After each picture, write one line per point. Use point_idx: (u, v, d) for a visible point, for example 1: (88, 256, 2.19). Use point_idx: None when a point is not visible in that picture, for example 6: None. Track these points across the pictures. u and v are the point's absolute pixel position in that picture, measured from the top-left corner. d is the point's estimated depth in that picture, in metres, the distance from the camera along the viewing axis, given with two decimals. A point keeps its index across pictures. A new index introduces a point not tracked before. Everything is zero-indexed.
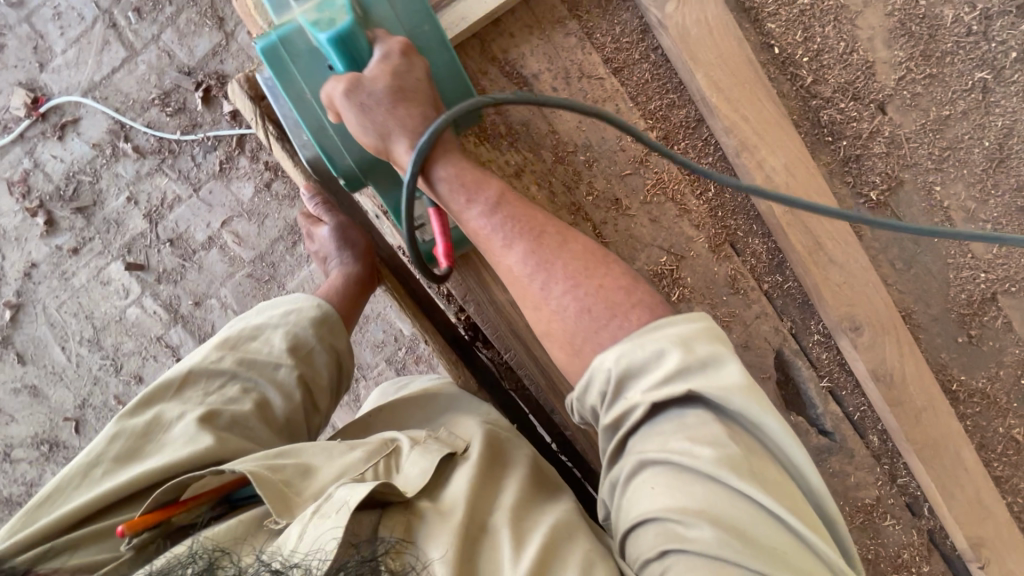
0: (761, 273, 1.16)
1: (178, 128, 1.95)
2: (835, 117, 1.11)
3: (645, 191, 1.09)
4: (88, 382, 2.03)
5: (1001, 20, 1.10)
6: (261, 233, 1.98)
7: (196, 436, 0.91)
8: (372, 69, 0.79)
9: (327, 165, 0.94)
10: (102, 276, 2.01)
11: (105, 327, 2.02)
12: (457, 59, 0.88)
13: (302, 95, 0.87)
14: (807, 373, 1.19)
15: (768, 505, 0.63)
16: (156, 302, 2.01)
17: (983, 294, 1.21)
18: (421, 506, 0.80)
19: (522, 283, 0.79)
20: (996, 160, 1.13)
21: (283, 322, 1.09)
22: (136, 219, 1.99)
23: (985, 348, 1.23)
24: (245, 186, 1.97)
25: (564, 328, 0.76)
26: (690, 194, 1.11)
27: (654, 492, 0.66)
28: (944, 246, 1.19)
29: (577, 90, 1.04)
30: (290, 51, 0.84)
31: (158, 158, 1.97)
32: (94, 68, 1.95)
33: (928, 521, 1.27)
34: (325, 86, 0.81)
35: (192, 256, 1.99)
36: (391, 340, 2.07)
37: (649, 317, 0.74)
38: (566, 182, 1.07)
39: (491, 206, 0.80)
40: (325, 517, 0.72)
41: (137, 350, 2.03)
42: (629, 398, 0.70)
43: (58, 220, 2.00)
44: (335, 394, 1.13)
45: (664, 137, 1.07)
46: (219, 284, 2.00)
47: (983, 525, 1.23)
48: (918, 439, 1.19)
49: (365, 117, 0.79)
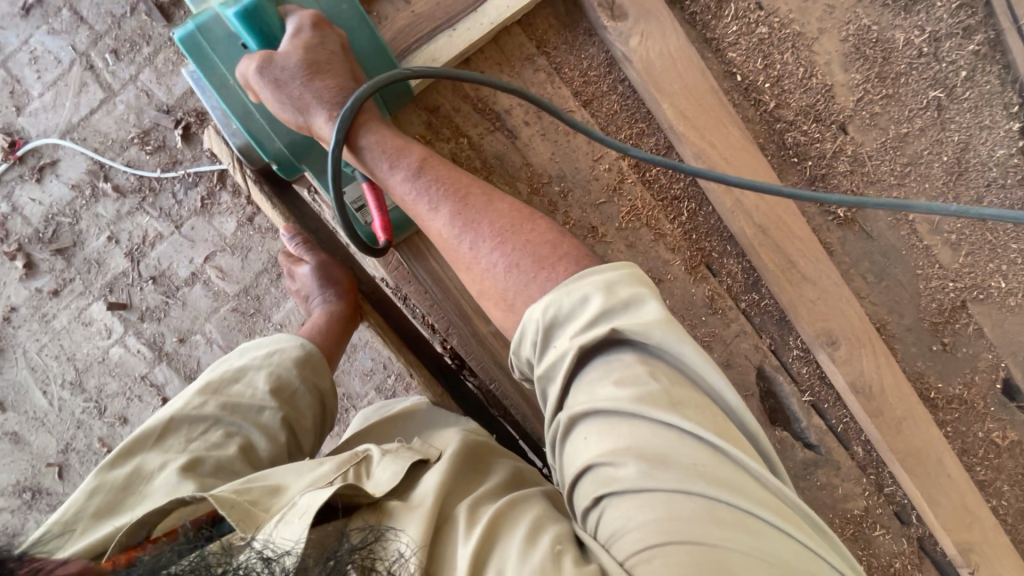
0: (738, 292, 1.18)
1: (159, 165, 1.96)
2: (798, 139, 1.15)
3: (620, 218, 1.11)
4: (71, 426, 2.00)
5: (949, 42, 1.15)
6: (245, 267, 1.98)
7: (178, 484, 0.90)
8: (285, 46, 0.84)
9: (257, 149, 0.98)
10: (84, 317, 1.99)
11: (88, 369, 1.99)
12: (378, 35, 0.92)
13: (225, 82, 0.91)
14: (789, 388, 1.21)
15: (692, 433, 0.64)
16: (139, 341, 1.99)
17: (954, 303, 1.25)
18: (391, 505, 0.80)
19: (449, 244, 0.86)
20: (954, 174, 1.18)
21: (265, 363, 1.09)
22: (117, 258, 1.98)
23: (959, 354, 1.27)
24: (228, 221, 1.97)
25: (496, 286, 0.82)
26: (664, 219, 1.13)
27: (587, 441, 0.68)
28: (912, 258, 1.22)
29: (548, 123, 1.07)
30: (208, 38, 0.86)
31: (139, 196, 1.97)
32: (72, 110, 1.96)
33: (916, 529, 1.30)
34: (240, 66, 0.85)
35: (175, 292, 1.98)
36: (380, 368, 2.07)
37: (577, 268, 0.77)
38: (543, 212, 1.09)
39: (414, 170, 0.87)
40: (286, 525, 0.75)
41: (121, 390, 2.00)
42: (559, 345, 0.72)
43: (37, 262, 1.98)
44: (321, 431, 1.13)
45: (636, 165, 1.11)
46: (203, 320, 1.98)
47: (970, 530, 1.25)
48: (902, 449, 1.20)
49: (282, 94, 0.83)
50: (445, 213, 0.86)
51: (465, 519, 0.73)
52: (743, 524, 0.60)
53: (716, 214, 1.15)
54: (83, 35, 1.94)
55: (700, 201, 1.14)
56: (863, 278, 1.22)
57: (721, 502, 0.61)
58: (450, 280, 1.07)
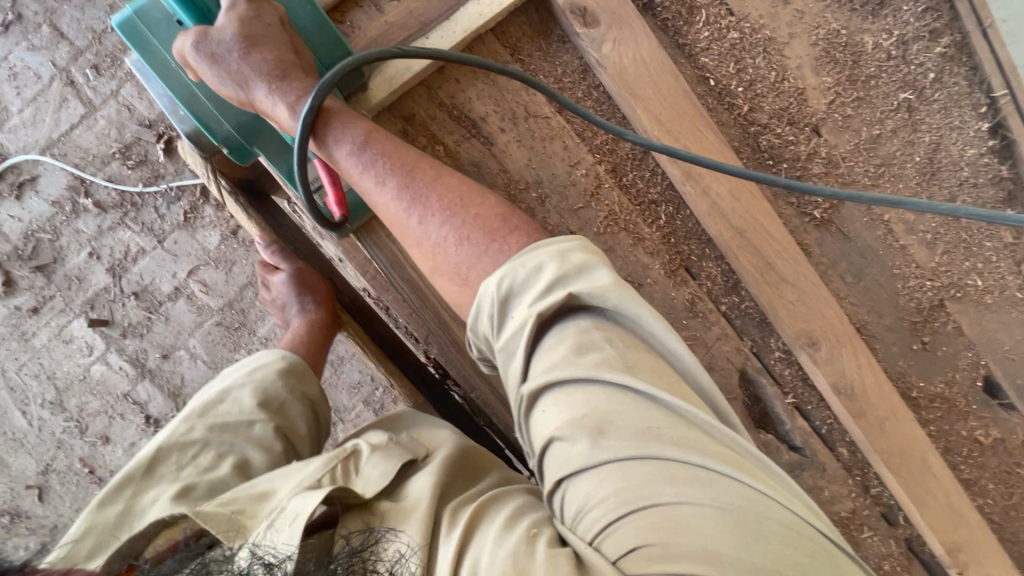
0: (718, 295, 1.18)
1: (140, 180, 1.94)
2: (773, 142, 1.16)
3: (598, 223, 1.11)
4: (51, 446, 1.96)
5: (917, 45, 1.17)
6: (228, 281, 1.96)
7: (170, 508, 0.81)
8: (222, 20, 0.87)
9: (206, 134, 0.98)
10: (64, 334, 1.96)
11: (68, 387, 1.96)
12: (321, 10, 0.94)
13: (168, 67, 0.92)
14: (772, 390, 1.21)
15: (646, 391, 0.66)
16: (121, 358, 1.96)
17: (932, 302, 1.25)
18: (383, 506, 0.77)
19: (397, 217, 0.87)
20: (927, 174, 1.19)
21: (248, 378, 1.04)
22: (99, 274, 1.95)
23: (940, 353, 1.27)
24: (211, 234, 1.96)
25: (448, 259, 0.83)
26: (642, 223, 1.13)
27: (548, 412, 0.69)
28: (890, 258, 1.23)
29: (524, 130, 1.08)
30: (147, 23, 0.89)
31: (120, 211, 1.95)
32: (52, 125, 1.94)
33: (905, 530, 1.29)
34: (177, 45, 0.87)
35: (158, 308, 1.95)
36: (367, 380, 2.04)
37: (529, 241, 0.79)
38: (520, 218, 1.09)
39: (359, 145, 0.88)
40: (280, 527, 0.71)
41: (102, 409, 1.97)
42: (517, 317, 0.72)
43: (16, 279, 1.95)
44: (315, 443, 1.08)
45: (613, 170, 1.12)
46: (187, 335, 1.96)
47: (957, 531, 1.24)
48: (886, 450, 1.20)
49: (221, 67, 0.85)
50: (395, 187, 0.87)
51: (449, 511, 0.72)
52: (699, 477, 0.61)
53: (694, 218, 1.15)
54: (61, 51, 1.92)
55: (678, 204, 1.15)
56: (842, 279, 1.23)
57: (686, 464, 0.62)
58: (427, 286, 1.07)
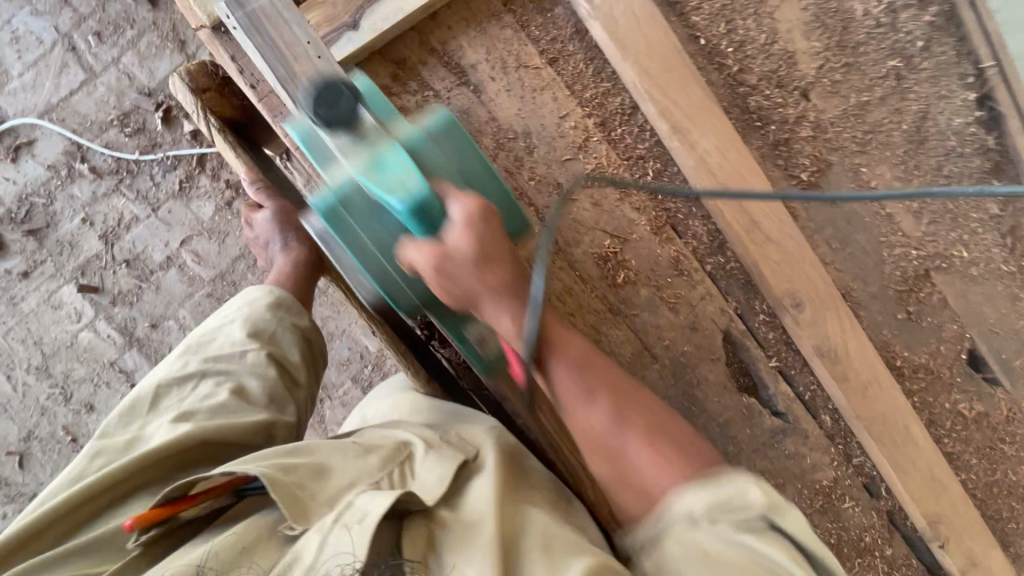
0: (705, 256, 1.18)
1: (137, 148, 1.94)
2: (761, 103, 1.17)
3: (585, 175, 1.12)
4: (34, 413, 1.94)
5: (906, 13, 1.18)
6: (221, 250, 1.95)
7: (174, 429, 0.91)
8: (451, 235, 0.77)
9: (388, 301, 1.03)
10: (54, 300, 1.95)
11: (54, 353, 1.95)
12: (508, 189, 0.92)
13: (360, 241, 0.93)
14: (755, 353, 1.21)
15: (771, 558, 0.61)
16: (110, 326, 1.94)
17: (918, 271, 1.26)
18: (443, 515, 0.81)
19: (602, 446, 0.74)
20: (914, 142, 1.21)
21: (239, 313, 1.06)
22: (92, 240, 1.95)
23: (925, 324, 1.27)
24: (206, 205, 1.94)
25: (640, 476, 0.71)
26: (629, 178, 1.13)
27: (679, 558, 0.62)
28: (875, 225, 1.24)
29: (514, 80, 1.08)
30: (348, 208, 0.89)
31: (116, 178, 1.95)
32: (52, 90, 1.95)
33: (887, 502, 1.29)
34: (405, 254, 0.79)
35: (149, 276, 1.94)
36: (357, 357, 2.02)
37: (653, 411, 0.76)
38: (508, 167, 1.10)
39: (575, 365, 0.78)
40: (347, 528, 0.75)
41: (88, 377, 1.95)
42: (673, 528, 0.64)
43: (10, 243, 1.95)
44: (315, 368, 1.11)
45: (602, 123, 1.12)
46: (177, 305, 1.94)
47: (937, 501, 1.24)
48: (869, 417, 1.20)
49: (456, 284, 0.78)
50: (633, 427, 0.74)
51: (515, 540, 0.76)
52: None
53: (681, 176, 1.15)
54: (67, 18, 1.94)
55: (665, 161, 1.14)
56: (827, 246, 1.23)
57: (758, 536, 0.62)
58: None
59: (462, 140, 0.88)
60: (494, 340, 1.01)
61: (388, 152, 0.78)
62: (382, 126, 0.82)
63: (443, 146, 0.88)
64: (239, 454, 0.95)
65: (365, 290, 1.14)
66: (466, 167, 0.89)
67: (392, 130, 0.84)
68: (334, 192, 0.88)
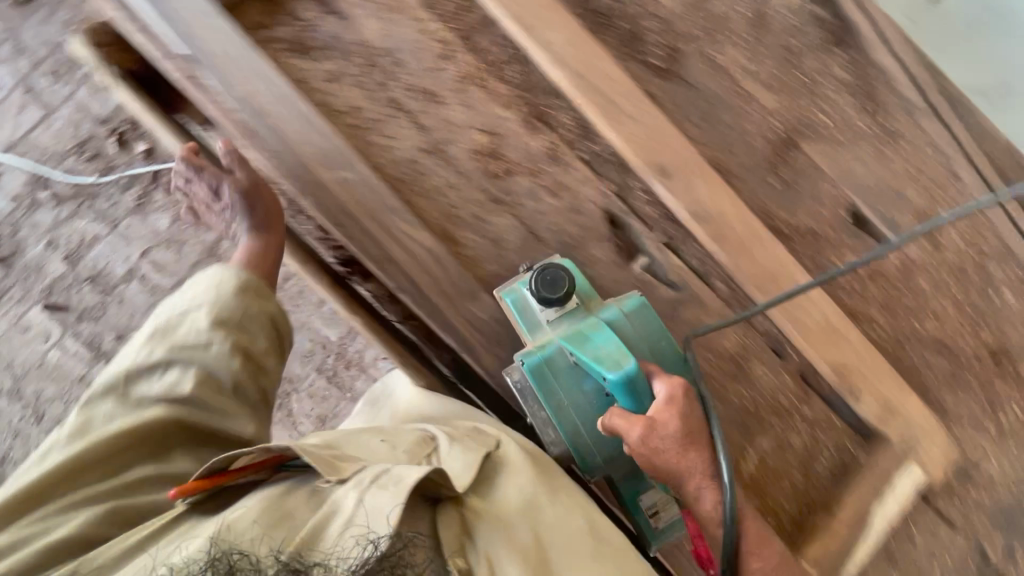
0: (575, 143, 1.29)
1: (95, 170, 1.90)
2: (608, 6, 1.33)
3: (451, 81, 1.26)
4: (6, 437, 1.84)
5: None
6: (145, 244, 1.90)
7: (172, 386, 1.06)
8: (656, 397, 1.01)
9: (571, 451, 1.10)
10: (20, 322, 1.89)
11: (26, 375, 1.87)
12: (659, 316, 1.15)
13: (559, 402, 1.09)
14: (637, 228, 1.28)
15: None
16: (77, 342, 1.88)
17: (783, 139, 1.35)
18: (469, 501, 0.97)
19: (756, 539, 0.96)
20: (756, 25, 1.35)
21: (200, 298, 1.14)
22: (56, 262, 1.90)
23: (795, 185, 1.35)
24: (162, 217, 1.90)
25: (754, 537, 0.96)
26: (494, 79, 1.27)
27: None
28: (735, 101, 1.34)
29: (374, 4, 1.27)
30: (551, 367, 1.09)
31: (77, 201, 1.91)
32: (14, 128, 1.92)
33: (796, 362, 1.32)
34: (604, 419, 1.00)
35: (112, 290, 1.89)
36: (319, 348, 1.82)
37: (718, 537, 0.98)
38: (377, 82, 1.25)
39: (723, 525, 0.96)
40: (382, 488, 0.86)
41: (59, 396, 1.86)
42: None
43: None
44: (280, 356, 1.19)
45: (462, 34, 1.26)
46: (142, 315, 1.88)
47: (840, 349, 1.26)
48: (755, 271, 1.25)
49: (653, 433, 0.97)
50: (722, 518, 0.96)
51: (522, 522, 0.95)
52: None
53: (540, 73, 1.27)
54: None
55: (522, 62, 1.27)
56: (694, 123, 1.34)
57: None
58: (290, 135, 1.19)
59: (649, 317, 1.13)
60: (670, 512, 1.15)
61: (596, 329, 1.09)
62: (579, 303, 1.15)
63: (632, 320, 1.13)
64: (230, 405, 1.08)
65: (553, 443, 1.15)
66: (650, 333, 1.13)
67: (589, 307, 1.15)
68: (540, 353, 1.09)
